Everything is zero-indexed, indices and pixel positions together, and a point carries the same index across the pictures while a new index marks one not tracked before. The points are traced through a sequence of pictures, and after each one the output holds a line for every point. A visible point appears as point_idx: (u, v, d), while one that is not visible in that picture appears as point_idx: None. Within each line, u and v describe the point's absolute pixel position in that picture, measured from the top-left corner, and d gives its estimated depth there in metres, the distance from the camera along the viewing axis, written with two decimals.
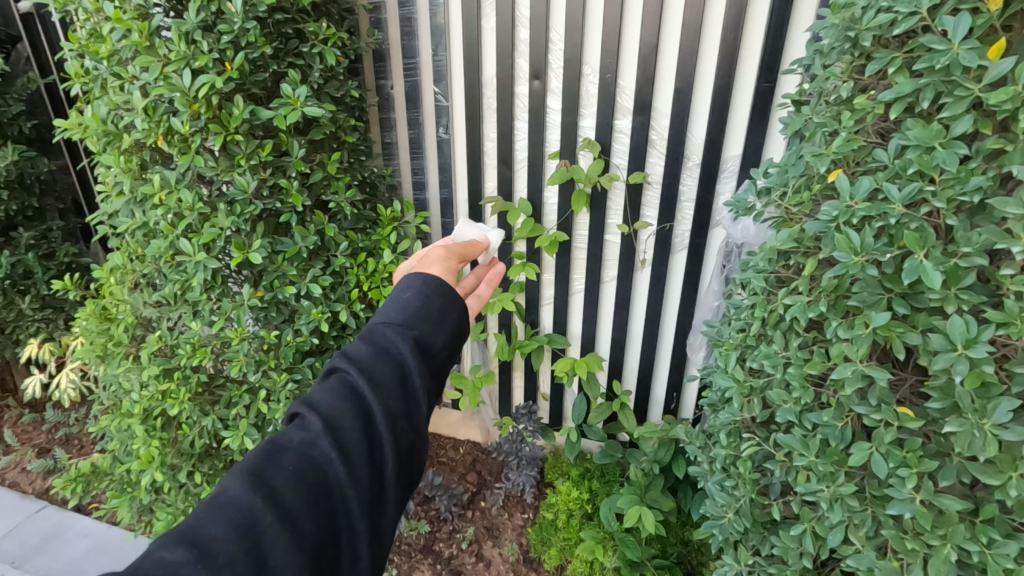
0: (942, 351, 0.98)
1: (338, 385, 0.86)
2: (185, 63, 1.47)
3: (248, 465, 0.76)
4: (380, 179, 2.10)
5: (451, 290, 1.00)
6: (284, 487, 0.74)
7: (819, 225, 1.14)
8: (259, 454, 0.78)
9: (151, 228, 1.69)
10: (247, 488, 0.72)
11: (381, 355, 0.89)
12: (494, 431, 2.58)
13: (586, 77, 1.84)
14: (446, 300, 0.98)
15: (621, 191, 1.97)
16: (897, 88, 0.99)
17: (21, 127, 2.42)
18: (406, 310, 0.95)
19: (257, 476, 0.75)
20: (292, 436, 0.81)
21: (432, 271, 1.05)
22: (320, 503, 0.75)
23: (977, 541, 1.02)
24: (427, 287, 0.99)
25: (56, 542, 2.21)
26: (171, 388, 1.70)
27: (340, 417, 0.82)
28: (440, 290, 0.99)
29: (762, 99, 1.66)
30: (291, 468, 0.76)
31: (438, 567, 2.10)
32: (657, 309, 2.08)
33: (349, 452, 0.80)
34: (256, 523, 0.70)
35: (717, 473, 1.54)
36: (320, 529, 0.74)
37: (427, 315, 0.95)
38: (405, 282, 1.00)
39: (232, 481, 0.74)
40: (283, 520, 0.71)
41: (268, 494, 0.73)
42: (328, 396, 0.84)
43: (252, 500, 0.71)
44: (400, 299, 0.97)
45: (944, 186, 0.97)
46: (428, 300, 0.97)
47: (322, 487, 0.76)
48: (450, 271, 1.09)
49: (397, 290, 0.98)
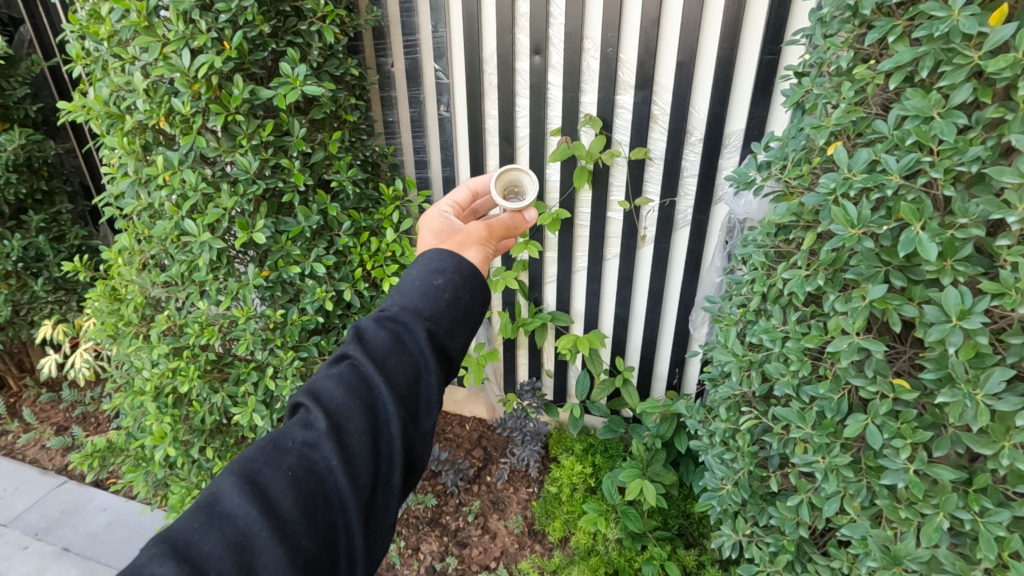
0: (936, 322, 0.99)
1: (346, 382, 0.85)
2: (184, 43, 1.48)
3: (247, 466, 0.75)
4: (383, 158, 2.10)
5: (476, 288, 1.01)
6: (282, 494, 0.72)
7: (817, 197, 1.14)
8: (258, 455, 0.77)
9: (156, 209, 1.71)
10: (243, 496, 0.71)
11: (395, 354, 0.89)
12: (499, 408, 2.64)
13: (588, 51, 1.82)
14: (471, 298, 1.00)
15: (623, 168, 1.96)
16: (896, 58, 0.98)
17: (27, 110, 2.43)
18: (432, 306, 0.95)
19: (255, 482, 0.73)
20: (293, 436, 0.79)
21: (470, 257, 1.07)
22: (318, 513, 0.74)
23: (970, 510, 1.03)
24: (455, 278, 0.99)
25: (76, 515, 2.29)
26: (181, 365, 1.74)
27: (345, 419, 0.81)
28: (468, 284, 1.00)
29: (766, 72, 1.64)
30: (291, 473, 0.74)
31: (445, 539, 2.14)
32: (660, 285, 2.08)
33: (353, 457, 0.79)
34: (251, 536, 0.68)
35: (716, 446, 1.55)
36: (316, 541, 0.72)
37: (451, 313, 0.97)
38: (435, 272, 0.99)
39: (228, 486, 0.72)
40: (279, 531, 0.69)
41: (265, 502, 0.71)
42: (337, 392, 0.83)
43: (249, 510, 0.69)
44: (426, 290, 0.97)
45: (943, 157, 0.96)
46: (454, 298, 0.98)
47: (320, 494, 0.75)
48: (486, 254, 1.12)
49: (424, 280, 0.97)
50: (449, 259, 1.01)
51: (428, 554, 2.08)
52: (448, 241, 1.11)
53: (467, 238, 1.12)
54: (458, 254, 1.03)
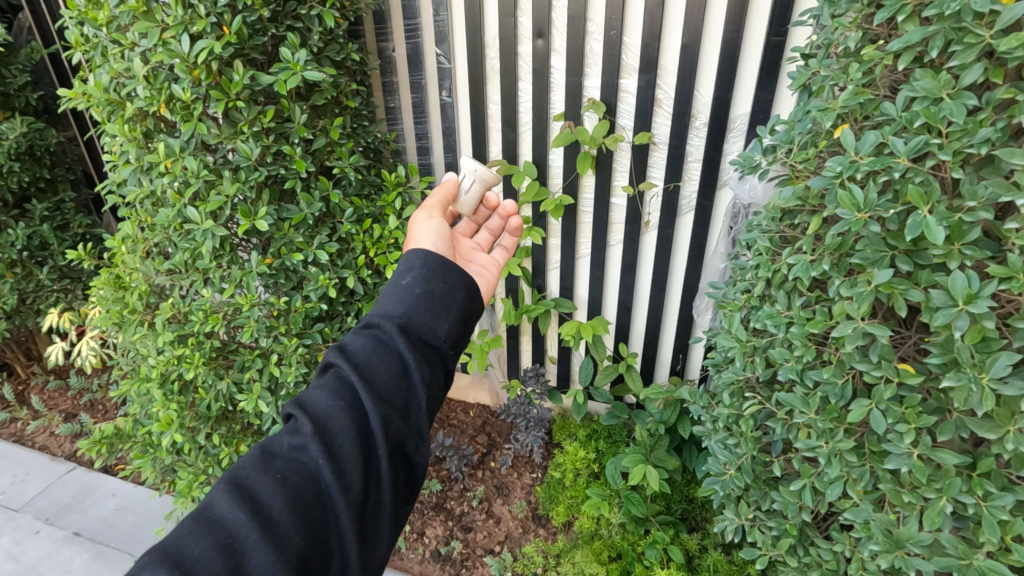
0: (942, 307, 0.98)
1: (331, 387, 0.85)
2: (183, 28, 1.46)
3: (237, 474, 0.76)
4: (385, 144, 2.08)
5: (449, 277, 1.00)
6: (271, 497, 0.73)
7: (823, 180, 1.13)
8: (249, 462, 0.78)
9: (159, 197, 1.70)
10: (233, 502, 0.72)
11: (376, 354, 0.89)
12: (502, 394, 2.65)
13: (591, 34, 1.80)
14: (448, 288, 0.99)
15: (627, 153, 1.94)
16: (905, 37, 0.96)
17: (27, 98, 2.42)
18: (406, 303, 0.96)
19: (244, 488, 0.74)
20: (281, 441, 0.80)
21: (423, 244, 1.12)
22: (309, 512, 0.74)
23: (973, 494, 1.04)
24: (425, 273, 0.99)
25: (86, 500, 2.32)
26: (186, 353, 1.75)
27: (330, 421, 0.81)
28: (440, 275, 0.99)
29: (773, 54, 1.61)
30: (279, 476, 0.75)
31: (449, 523, 2.15)
32: (664, 271, 2.07)
33: (340, 456, 0.79)
34: (241, 538, 0.69)
35: (719, 431, 1.55)
36: (308, 538, 0.72)
37: (427, 306, 0.96)
38: (404, 272, 1.00)
39: (219, 493, 0.74)
40: (268, 531, 0.70)
41: (253, 506, 0.72)
42: (322, 398, 0.84)
43: (238, 514, 0.71)
44: (398, 292, 0.97)
45: (951, 139, 0.95)
46: (427, 291, 0.98)
47: (311, 494, 0.75)
48: (438, 231, 1.17)
49: (395, 283, 0.98)
50: (416, 257, 1.02)
51: (433, 539, 2.10)
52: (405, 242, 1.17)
53: (415, 229, 1.18)
54: (424, 250, 1.03)
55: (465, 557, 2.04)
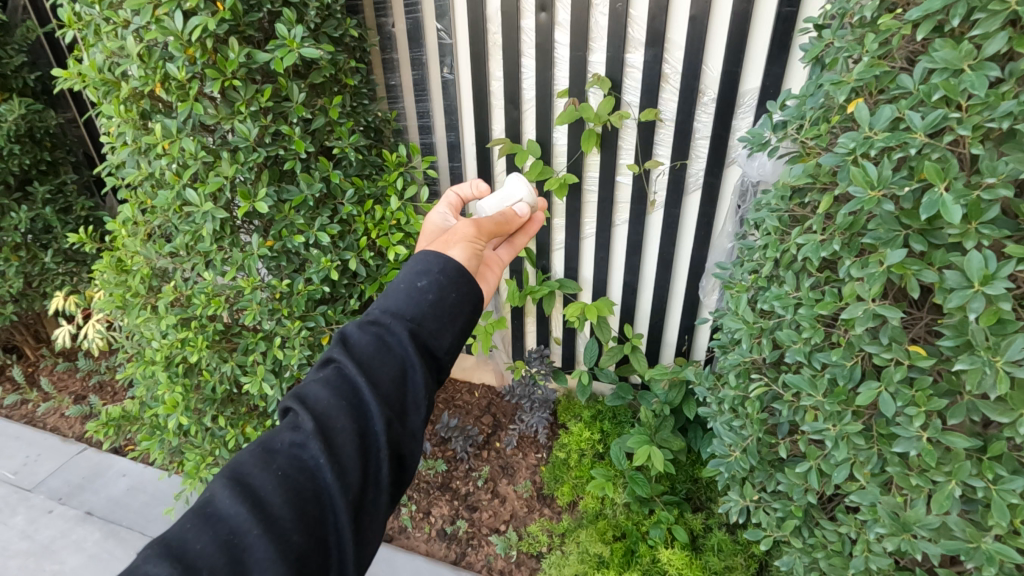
0: (957, 288, 0.95)
1: (334, 385, 0.84)
2: (176, 5, 1.42)
3: (237, 468, 0.75)
4: (385, 123, 2.04)
5: (464, 285, 0.97)
6: (273, 493, 0.72)
7: (835, 157, 1.09)
8: (249, 458, 0.77)
9: (157, 178, 1.68)
10: (234, 497, 0.71)
11: (379, 355, 0.87)
12: (507, 375, 2.65)
13: (597, 6, 1.74)
14: (460, 296, 0.96)
15: (633, 130, 1.90)
16: (926, 5, 0.91)
17: (25, 79, 2.40)
18: (417, 305, 0.93)
19: (244, 483, 0.73)
20: (282, 437, 0.79)
21: (452, 255, 1.02)
22: (308, 511, 0.73)
23: (983, 477, 1.02)
24: (441, 278, 0.95)
25: (97, 480, 2.36)
26: (189, 336, 1.74)
27: (331, 420, 0.80)
28: (455, 283, 0.96)
29: (784, 26, 1.55)
30: (279, 473, 0.74)
31: (455, 503, 2.17)
32: (669, 252, 2.04)
33: (341, 456, 0.78)
34: (241, 534, 0.68)
35: (725, 413, 1.53)
36: (307, 537, 0.72)
37: (437, 312, 0.93)
38: (419, 272, 0.96)
39: (218, 487, 0.73)
40: (268, 528, 0.69)
41: (254, 502, 0.71)
42: (323, 395, 0.82)
43: (239, 509, 0.70)
44: (411, 291, 0.94)
45: (972, 113, 0.91)
46: (440, 298, 0.94)
47: (310, 492, 0.75)
48: (474, 249, 1.07)
49: (407, 283, 0.94)
50: (435, 258, 0.98)
51: (438, 518, 2.12)
52: (435, 241, 1.07)
53: (451, 237, 1.08)
54: (444, 254, 0.98)
55: (470, 536, 2.06)
